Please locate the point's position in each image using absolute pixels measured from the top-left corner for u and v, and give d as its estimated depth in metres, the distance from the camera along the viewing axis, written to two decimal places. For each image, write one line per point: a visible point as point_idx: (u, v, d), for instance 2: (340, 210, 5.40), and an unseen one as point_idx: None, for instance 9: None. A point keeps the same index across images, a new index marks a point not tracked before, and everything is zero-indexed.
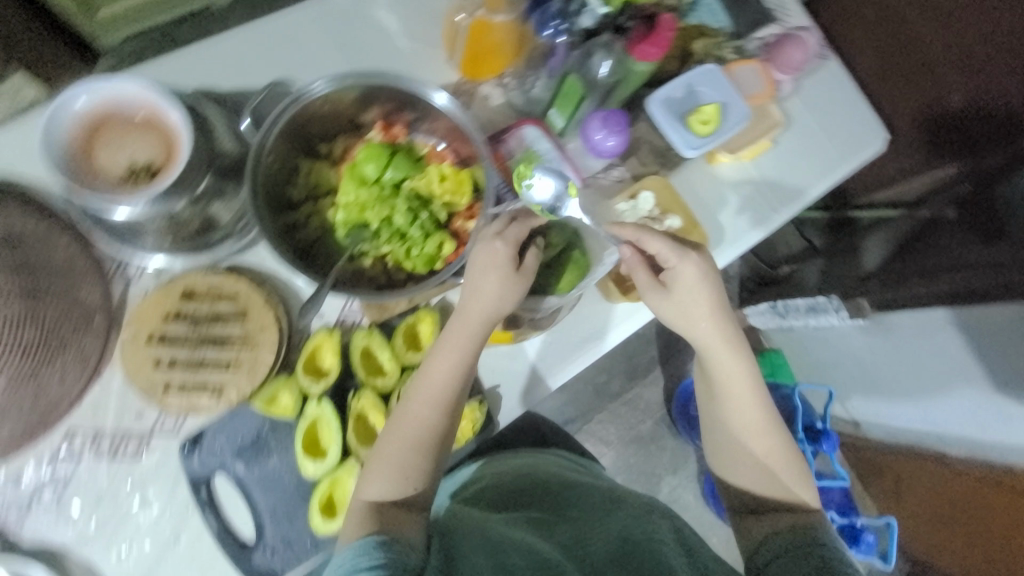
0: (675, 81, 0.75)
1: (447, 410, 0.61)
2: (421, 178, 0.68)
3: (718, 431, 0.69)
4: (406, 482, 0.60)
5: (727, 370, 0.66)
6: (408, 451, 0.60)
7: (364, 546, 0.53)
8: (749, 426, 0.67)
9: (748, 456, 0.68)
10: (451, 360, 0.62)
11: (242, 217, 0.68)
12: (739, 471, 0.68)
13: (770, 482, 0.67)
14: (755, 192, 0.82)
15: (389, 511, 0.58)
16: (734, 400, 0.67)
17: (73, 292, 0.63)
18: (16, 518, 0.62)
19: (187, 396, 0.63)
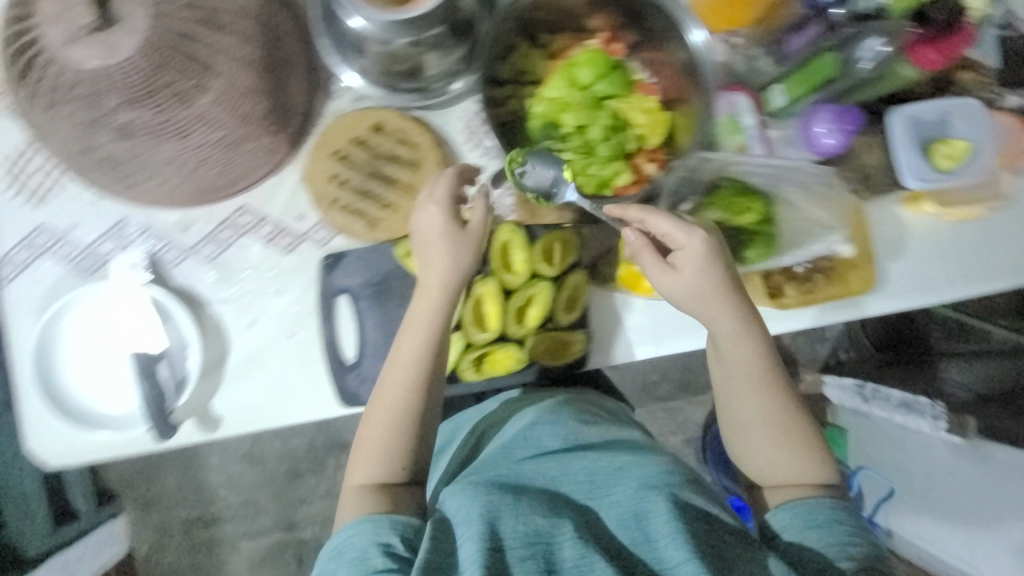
0: (933, 104, 0.68)
1: (417, 389, 0.62)
2: (626, 103, 0.67)
3: (728, 419, 0.67)
4: (391, 461, 0.62)
5: (730, 354, 0.63)
6: (388, 431, 0.62)
7: (355, 528, 0.56)
8: (757, 410, 0.64)
9: (761, 437, 0.64)
10: (425, 314, 0.63)
11: (445, 78, 0.70)
12: (759, 454, 0.65)
13: (792, 459, 0.64)
14: (936, 254, 0.78)
15: (389, 489, 0.61)
16: (735, 382, 0.64)
17: (286, 88, 0.65)
18: (172, 258, 0.68)
19: (347, 216, 0.68)
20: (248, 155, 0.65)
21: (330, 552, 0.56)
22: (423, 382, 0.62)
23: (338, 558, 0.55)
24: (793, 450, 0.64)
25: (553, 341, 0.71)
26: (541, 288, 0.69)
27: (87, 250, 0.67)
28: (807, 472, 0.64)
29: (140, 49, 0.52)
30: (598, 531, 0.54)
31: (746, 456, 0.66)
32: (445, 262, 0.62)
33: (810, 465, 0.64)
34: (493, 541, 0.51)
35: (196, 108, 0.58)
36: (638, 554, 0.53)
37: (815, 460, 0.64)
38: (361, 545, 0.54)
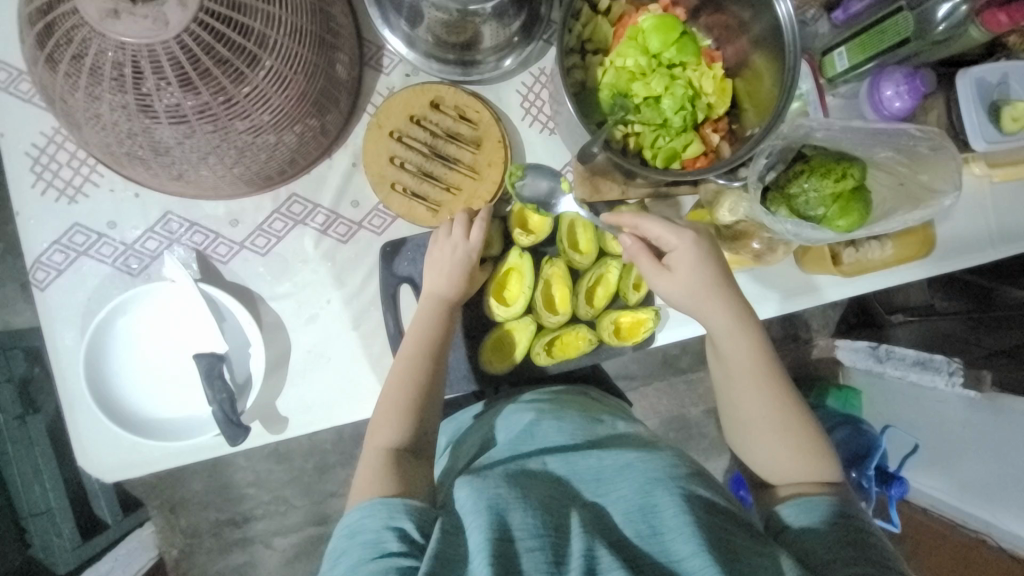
0: (996, 63, 0.67)
1: (431, 360, 0.59)
2: (695, 70, 0.64)
3: (733, 413, 0.62)
4: (400, 427, 0.56)
5: (726, 343, 0.60)
6: (397, 399, 0.57)
7: (370, 510, 0.48)
8: (761, 401, 0.59)
9: (764, 429, 0.59)
10: (427, 305, 0.61)
11: (500, 48, 0.66)
12: (763, 449, 0.59)
13: (798, 457, 0.58)
14: (978, 216, 0.80)
15: (404, 458, 0.54)
16: (735, 377, 0.60)
17: (336, 63, 0.61)
18: (223, 254, 0.64)
19: (408, 200, 0.64)
20: (298, 138, 0.61)
21: (339, 535, 0.48)
22: (434, 354, 0.60)
23: (348, 539, 0.47)
24: (800, 450, 0.58)
25: (625, 320, 0.69)
26: (611, 266, 0.68)
27: (129, 247, 0.63)
28: (817, 473, 0.57)
29: (190, 22, 0.47)
30: (604, 527, 0.47)
31: (751, 452, 0.60)
32: (442, 271, 0.60)
33: (819, 466, 0.57)
34: (500, 531, 0.43)
35: (249, 86, 0.53)
36: (645, 548, 0.45)
37: (825, 461, 0.58)
38: (376, 528, 0.46)
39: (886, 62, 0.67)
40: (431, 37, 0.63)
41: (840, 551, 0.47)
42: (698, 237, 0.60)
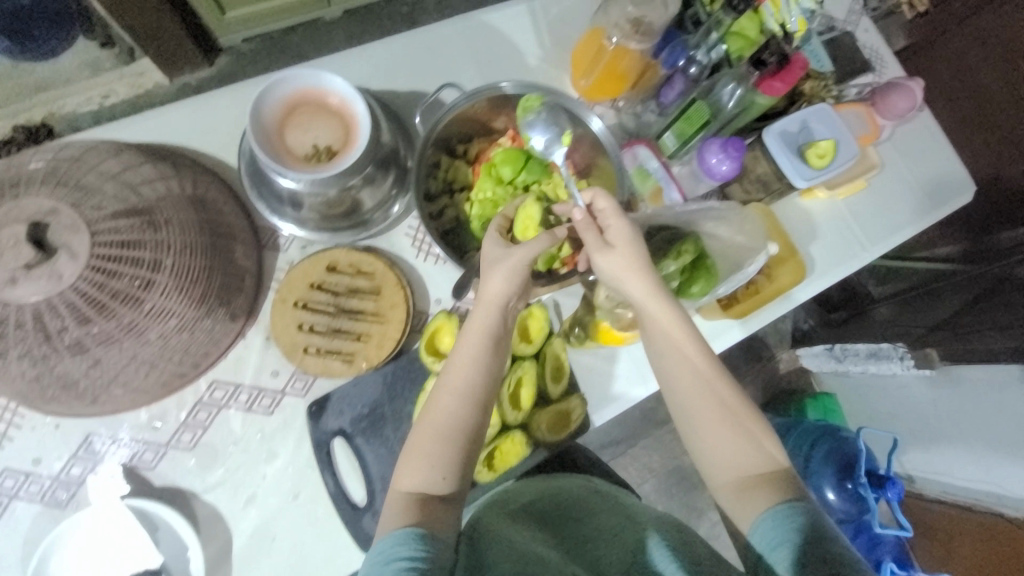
0: (793, 115, 0.81)
1: (477, 405, 0.57)
2: (548, 184, 0.71)
3: (685, 415, 0.61)
4: (431, 473, 0.56)
5: (665, 346, 0.60)
6: (431, 444, 0.56)
7: (402, 539, 0.51)
8: (708, 397, 0.59)
9: (713, 427, 0.59)
10: (471, 344, 0.58)
11: (383, 204, 0.74)
12: (716, 449, 0.59)
13: (749, 456, 0.58)
14: (842, 229, 0.90)
15: (430, 503, 0.55)
16: (677, 367, 0.60)
17: (234, 256, 0.67)
18: (149, 459, 0.65)
19: (322, 359, 0.69)
20: (207, 332, 0.65)
21: (372, 562, 0.51)
22: (479, 398, 0.58)
23: (380, 566, 0.50)
24: (746, 445, 0.58)
25: (554, 414, 0.72)
26: (526, 366, 0.71)
27: (57, 479, 0.64)
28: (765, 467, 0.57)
29: (83, 271, 0.54)
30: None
31: (706, 454, 0.60)
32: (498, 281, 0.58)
33: (767, 459, 0.58)
34: None
35: (147, 306, 0.58)
36: None
37: (769, 457, 0.58)
38: (409, 555, 0.50)
39: (706, 137, 0.80)
40: (317, 214, 0.70)
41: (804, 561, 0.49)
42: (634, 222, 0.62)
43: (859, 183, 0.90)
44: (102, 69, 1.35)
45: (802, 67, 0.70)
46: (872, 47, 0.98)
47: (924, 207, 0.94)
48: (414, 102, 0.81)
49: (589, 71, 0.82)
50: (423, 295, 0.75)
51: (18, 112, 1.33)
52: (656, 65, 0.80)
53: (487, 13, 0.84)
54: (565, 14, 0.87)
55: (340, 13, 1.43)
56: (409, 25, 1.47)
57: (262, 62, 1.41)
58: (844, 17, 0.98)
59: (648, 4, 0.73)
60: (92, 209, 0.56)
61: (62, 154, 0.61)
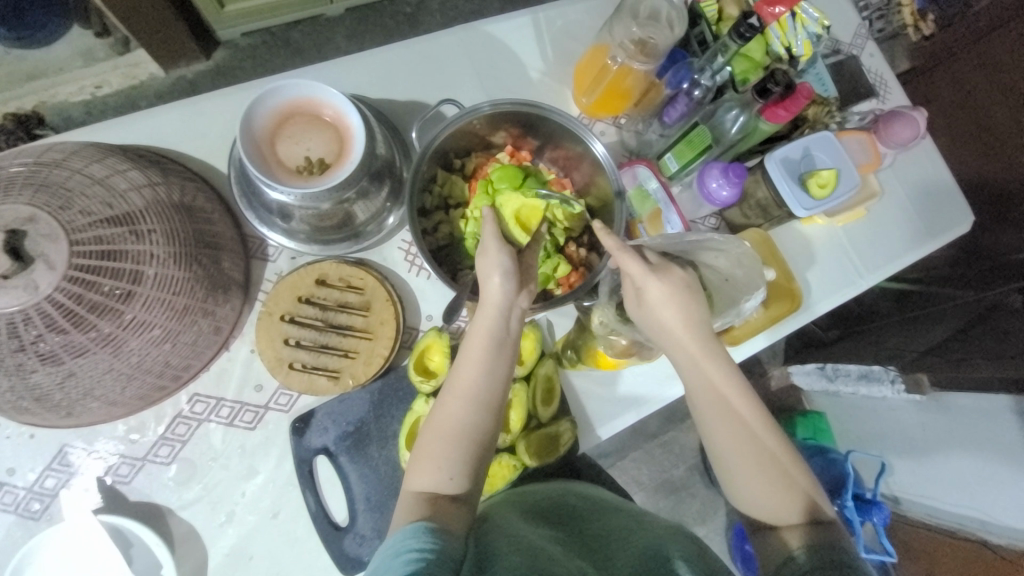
0: (794, 143, 0.80)
1: (485, 406, 0.57)
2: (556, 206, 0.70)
3: (720, 454, 0.61)
4: (440, 473, 0.56)
5: (699, 385, 0.60)
6: (440, 446, 0.56)
7: (413, 531, 0.50)
8: (739, 437, 0.60)
9: (749, 468, 0.59)
10: (478, 346, 0.58)
11: (377, 216, 0.72)
12: (756, 492, 0.59)
13: (788, 499, 0.59)
14: (840, 255, 0.90)
15: (440, 503, 0.54)
16: (719, 411, 0.60)
17: (221, 266, 0.65)
18: (125, 473, 0.64)
19: (308, 375, 0.67)
20: (189, 345, 0.63)
21: (382, 555, 0.50)
22: (487, 399, 0.58)
23: (391, 559, 0.48)
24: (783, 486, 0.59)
25: (544, 438, 0.71)
26: (517, 389, 0.70)
27: (30, 490, 0.62)
28: (803, 508, 0.58)
29: (60, 282, 0.52)
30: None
31: (745, 490, 0.60)
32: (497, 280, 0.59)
33: (804, 501, 0.59)
34: None
35: (126, 318, 0.56)
36: None
37: (807, 497, 0.59)
38: (420, 547, 0.49)
39: (707, 161, 0.79)
40: (307, 226, 0.69)
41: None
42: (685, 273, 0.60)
43: (858, 212, 0.89)
44: (95, 58, 1.31)
45: (807, 96, 0.69)
46: (876, 71, 0.97)
47: (922, 236, 0.93)
48: (412, 112, 0.79)
49: (591, 89, 0.81)
50: (414, 311, 0.74)
51: (7, 99, 1.29)
52: (660, 85, 0.79)
53: (489, 23, 0.83)
54: (569, 28, 0.85)
55: (342, 10, 1.41)
56: (411, 25, 1.45)
57: (261, 56, 1.38)
58: (850, 40, 0.97)
59: (654, 23, 0.72)
60: (71, 216, 0.54)
61: (43, 157, 0.58)
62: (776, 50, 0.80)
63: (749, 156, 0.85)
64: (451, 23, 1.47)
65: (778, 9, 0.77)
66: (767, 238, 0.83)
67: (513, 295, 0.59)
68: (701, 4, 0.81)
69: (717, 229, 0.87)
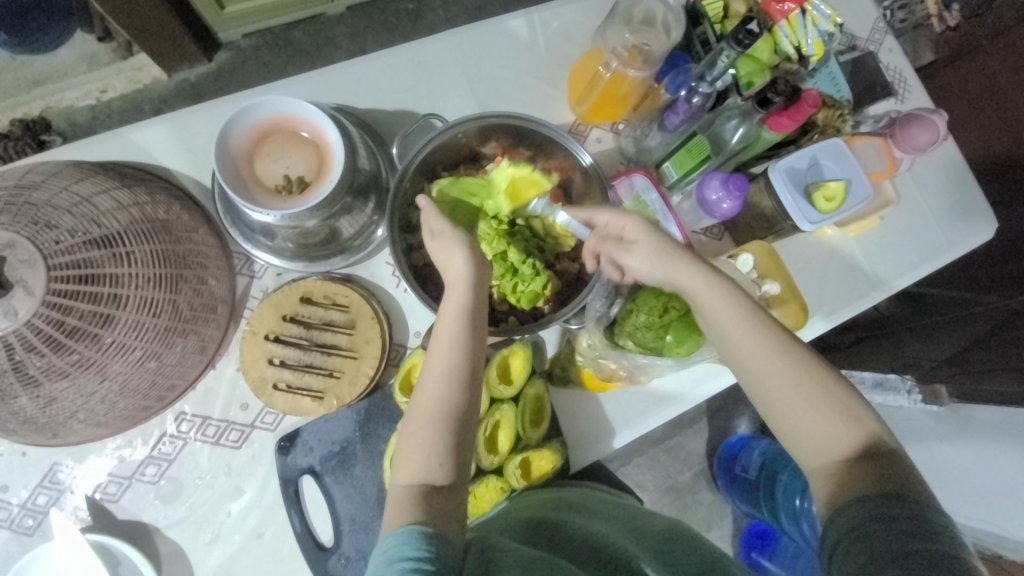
0: (800, 152, 0.76)
1: (462, 384, 0.56)
2: None
3: (754, 389, 0.55)
4: (430, 462, 0.54)
5: (721, 314, 0.56)
6: (424, 433, 0.54)
7: (407, 537, 0.49)
8: (775, 368, 0.54)
9: (791, 400, 0.53)
10: (449, 326, 0.57)
11: (364, 230, 0.70)
12: (798, 427, 0.53)
13: (837, 430, 0.52)
14: (852, 266, 0.85)
15: (431, 496, 0.52)
16: (735, 341, 0.56)
17: (205, 285, 0.65)
18: (113, 491, 0.64)
19: (292, 395, 0.67)
20: (176, 365, 0.63)
21: (377, 562, 0.48)
22: (465, 377, 0.56)
23: (386, 567, 0.47)
24: (831, 418, 0.52)
25: (532, 461, 0.69)
26: (504, 410, 0.68)
27: (24, 507, 0.64)
28: (853, 440, 0.51)
29: (39, 307, 0.51)
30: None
31: (791, 433, 0.54)
32: (459, 260, 0.59)
33: (855, 431, 0.52)
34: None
35: (106, 342, 0.55)
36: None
37: (858, 427, 0.52)
38: (415, 555, 0.48)
39: (709, 172, 0.75)
40: (292, 244, 0.68)
41: (887, 537, 0.44)
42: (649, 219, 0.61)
43: (871, 221, 0.85)
44: (99, 63, 1.32)
45: (813, 102, 0.66)
46: (895, 69, 0.91)
47: (941, 245, 0.88)
48: (400, 122, 0.78)
49: (585, 97, 0.77)
50: (401, 328, 0.72)
51: (15, 105, 1.31)
52: (658, 90, 0.76)
53: (480, 26, 0.80)
54: (565, 30, 0.82)
55: (344, 8, 1.39)
56: (414, 22, 1.42)
57: (264, 57, 1.37)
58: (867, 36, 0.91)
59: (649, 28, 0.69)
60: (50, 240, 0.53)
61: (22, 180, 0.58)
62: (785, 49, 0.75)
63: (754, 163, 0.81)
64: (453, 20, 1.43)
65: (786, 6, 0.73)
66: (771, 250, 0.79)
67: (477, 273, 0.59)
68: (703, 3, 0.77)
69: (720, 238, 0.83)
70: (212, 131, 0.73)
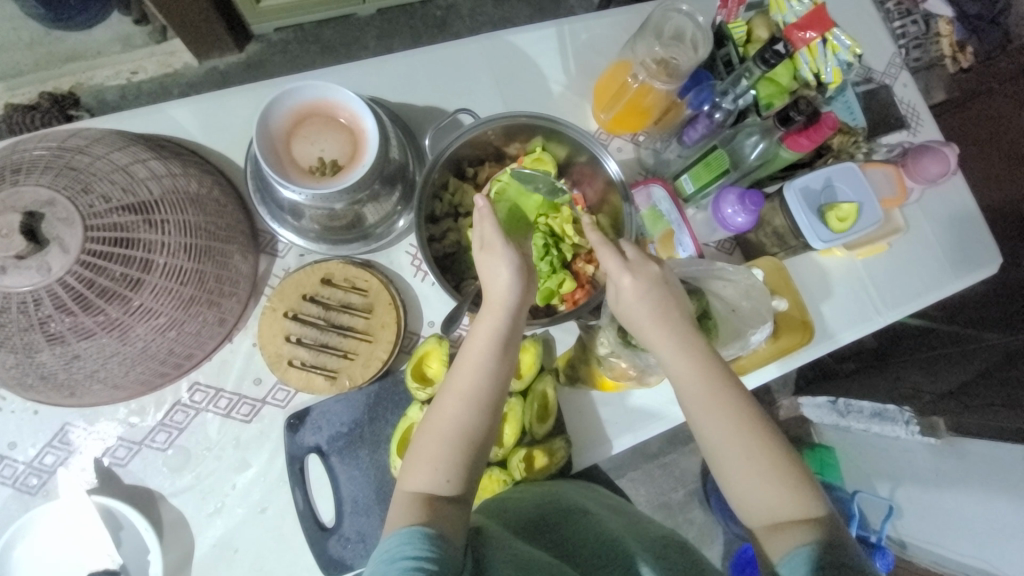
0: (815, 172, 0.79)
1: (483, 409, 0.56)
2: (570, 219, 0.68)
3: (710, 449, 0.57)
4: (437, 475, 0.54)
5: (685, 378, 0.57)
6: (438, 446, 0.54)
7: (410, 536, 0.48)
8: (732, 433, 0.56)
9: (740, 465, 0.55)
10: (482, 346, 0.57)
11: (387, 218, 0.72)
12: (749, 489, 0.55)
13: (784, 493, 0.55)
14: (858, 290, 0.87)
15: (436, 504, 0.52)
16: (697, 401, 0.57)
17: (231, 261, 0.66)
18: (122, 455, 0.65)
19: (306, 372, 0.68)
20: (194, 335, 0.64)
21: (377, 560, 0.48)
22: (488, 403, 0.56)
23: (387, 564, 0.47)
24: (778, 484, 0.55)
25: (538, 457, 0.70)
26: (512, 404, 0.69)
27: (29, 466, 0.64)
28: (798, 505, 0.54)
29: (72, 265, 0.52)
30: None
31: (741, 494, 0.56)
32: (506, 280, 0.58)
33: (801, 495, 0.55)
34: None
35: (133, 305, 0.56)
36: None
37: (806, 491, 0.55)
38: (417, 555, 0.47)
39: (724, 186, 0.78)
40: (318, 225, 0.70)
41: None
42: (648, 266, 0.60)
43: (880, 246, 0.87)
44: (132, 45, 1.35)
45: (832, 124, 0.68)
46: (909, 102, 0.94)
47: (946, 275, 0.90)
48: (429, 118, 0.80)
49: (610, 105, 0.80)
50: (416, 316, 0.74)
51: (46, 79, 1.34)
52: (681, 106, 0.77)
53: (513, 33, 0.82)
54: (594, 42, 0.85)
55: (374, 11, 1.43)
56: (440, 29, 1.46)
57: (293, 52, 1.41)
58: (883, 69, 0.94)
59: (678, 44, 0.71)
60: (89, 202, 0.54)
61: (66, 144, 0.60)
62: (804, 75, 0.78)
63: (769, 182, 0.84)
64: (479, 29, 1.47)
65: (809, 35, 0.76)
66: (780, 267, 0.81)
67: (519, 297, 0.58)
68: (729, 25, 0.80)
69: (732, 254, 0.84)
70: (247, 112, 0.75)
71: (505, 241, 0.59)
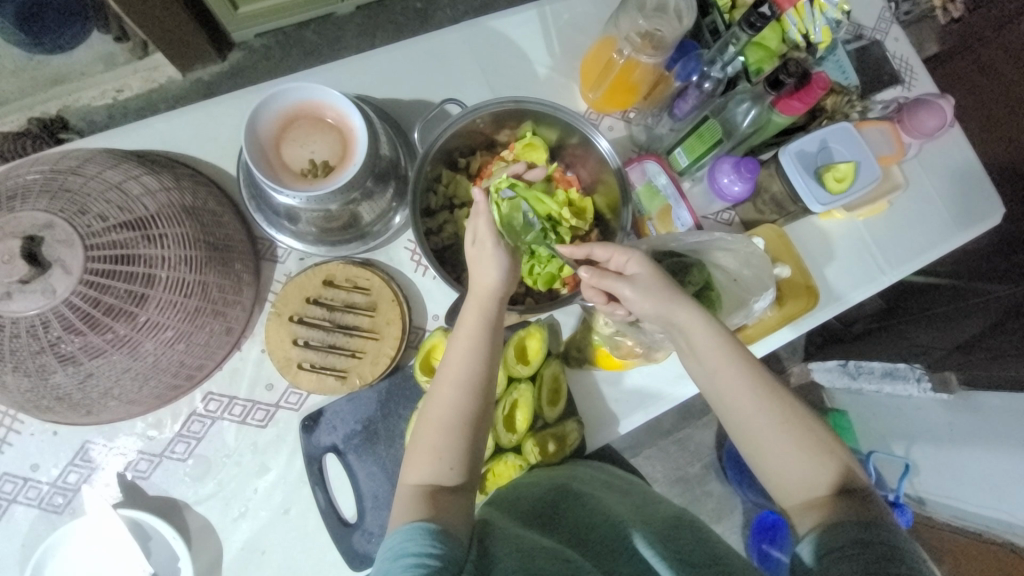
0: (810, 135, 0.78)
1: (477, 392, 0.56)
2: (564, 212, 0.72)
3: (739, 428, 0.58)
4: (440, 464, 0.54)
5: (717, 363, 0.57)
6: (438, 436, 0.55)
7: (411, 533, 0.48)
8: (764, 413, 0.56)
9: (774, 441, 0.56)
10: (467, 336, 0.58)
11: (383, 216, 0.71)
12: (780, 465, 0.56)
13: (812, 466, 0.55)
14: (861, 250, 0.86)
15: (440, 495, 0.53)
16: (725, 382, 0.57)
17: (232, 268, 0.67)
18: (144, 468, 0.67)
19: (316, 374, 0.69)
20: (203, 346, 0.64)
21: (381, 559, 0.48)
22: (479, 387, 0.57)
23: (389, 563, 0.47)
24: (806, 457, 0.55)
25: (551, 438, 0.71)
26: (522, 390, 0.70)
27: (54, 485, 0.66)
28: (831, 479, 0.55)
29: (76, 285, 0.53)
30: None
31: (771, 471, 0.56)
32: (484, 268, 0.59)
33: (832, 467, 0.55)
34: None
35: (141, 320, 0.57)
36: None
37: (834, 465, 0.55)
38: (417, 552, 0.47)
39: (719, 156, 0.77)
40: (315, 228, 0.69)
41: (863, 562, 0.46)
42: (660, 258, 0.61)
43: (880, 205, 0.86)
44: (115, 63, 1.35)
45: (824, 84, 0.66)
46: (902, 57, 0.92)
47: (949, 229, 0.89)
48: (417, 112, 0.79)
49: (597, 85, 0.80)
50: (420, 311, 0.74)
51: (33, 105, 1.33)
52: (669, 77, 0.76)
53: (494, 18, 0.81)
54: (577, 21, 0.84)
55: (353, 8, 1.41)
56: (422, 21, 1.44)
57: (276, 57, 1.39)
58: (873, 25, 0.92)
59: (662, 14, 0.70)
60: (87, 221, 0.55)
61: (59, 166, 0.60)
62: (793, 38, 0.76)
63: (764, 150, 0.83)
64: (461, 18, 1.46)
65: None
66: (781, 234, 0.80)
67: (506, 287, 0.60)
68: None
69: (731, 225, 0.84)
70: (234, 120, 0.75)
71: (495, 241, 0.60)
